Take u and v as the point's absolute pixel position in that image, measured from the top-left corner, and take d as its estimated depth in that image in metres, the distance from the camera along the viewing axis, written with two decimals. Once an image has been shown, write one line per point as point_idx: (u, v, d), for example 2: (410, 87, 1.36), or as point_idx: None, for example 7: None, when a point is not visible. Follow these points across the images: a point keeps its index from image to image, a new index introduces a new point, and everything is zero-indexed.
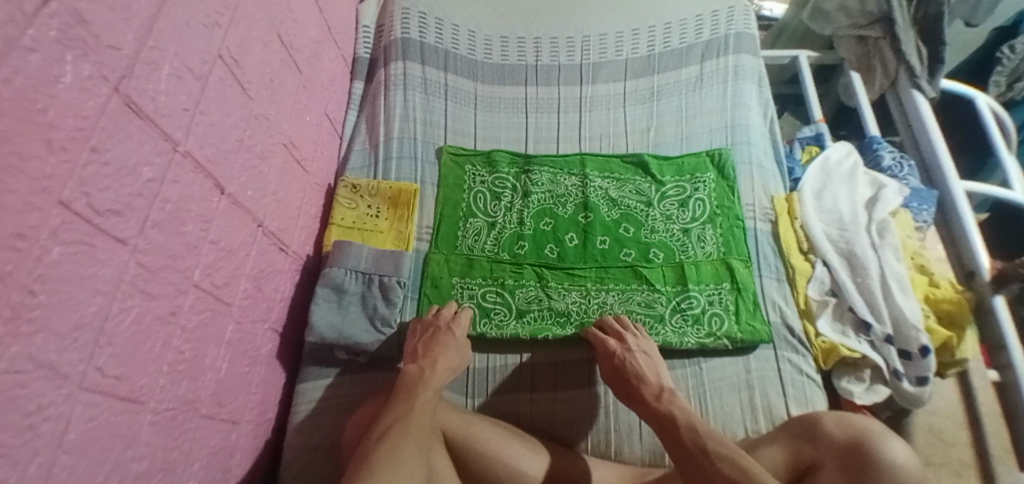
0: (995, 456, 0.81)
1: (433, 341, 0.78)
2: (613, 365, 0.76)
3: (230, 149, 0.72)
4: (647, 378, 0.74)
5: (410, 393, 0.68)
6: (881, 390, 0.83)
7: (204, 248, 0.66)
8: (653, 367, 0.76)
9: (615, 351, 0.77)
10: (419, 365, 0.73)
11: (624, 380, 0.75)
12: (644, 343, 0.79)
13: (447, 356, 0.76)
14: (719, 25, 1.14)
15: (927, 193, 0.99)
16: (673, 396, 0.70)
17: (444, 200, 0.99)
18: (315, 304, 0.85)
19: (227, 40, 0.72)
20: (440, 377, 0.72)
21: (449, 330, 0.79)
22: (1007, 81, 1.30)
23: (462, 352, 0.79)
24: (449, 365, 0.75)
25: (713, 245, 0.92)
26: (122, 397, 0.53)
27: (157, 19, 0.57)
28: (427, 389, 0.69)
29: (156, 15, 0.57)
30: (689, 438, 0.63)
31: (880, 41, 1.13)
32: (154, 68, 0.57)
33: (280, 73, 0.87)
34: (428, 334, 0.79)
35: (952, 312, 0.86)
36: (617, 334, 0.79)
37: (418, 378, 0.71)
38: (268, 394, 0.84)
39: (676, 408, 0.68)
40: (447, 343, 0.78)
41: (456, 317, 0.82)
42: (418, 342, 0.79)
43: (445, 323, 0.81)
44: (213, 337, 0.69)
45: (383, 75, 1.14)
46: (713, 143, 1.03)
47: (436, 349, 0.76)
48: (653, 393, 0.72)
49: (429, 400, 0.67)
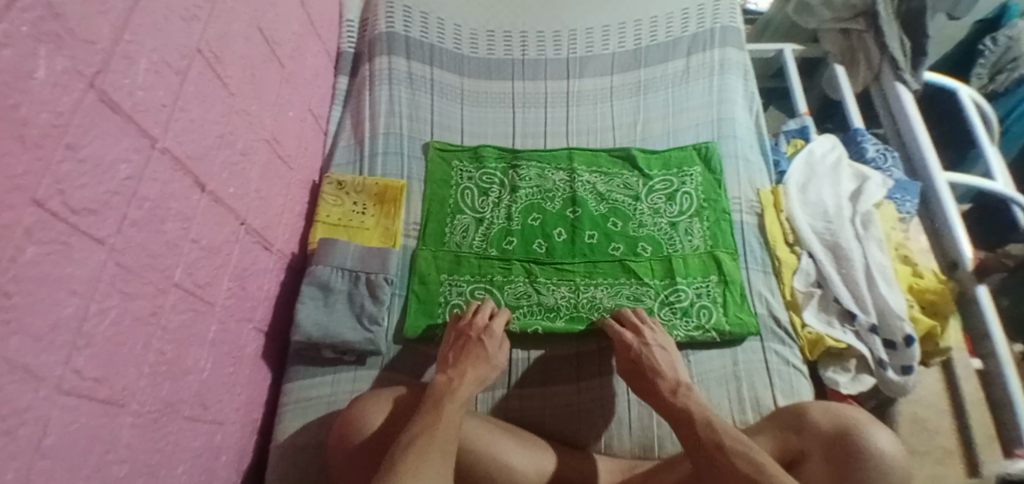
0: (978, 444, 0.82)
1: (464, 350, 0.76)
2: (628, 357, 0.76)
3: (210, 146, 0.71)
4: (663, 372, 0.73)
5: (436, 402, 0.67)
6: (866, 380, 0.83)
7: (184, 246, 0.65)
8: (670, 362, 0.75)
9: (633, 345, 0.77)
10: (447, 375, 0.72)
11: (640, 374, 0.75)
12: (662, 339, 0.78)
13: (476, 367, 0.74)
14: (705, 18, 1.14)
15: (910, 184, 1.00)
16: (689, 392, 0.70)
17: (431, 196, 0.99)
18: (301, 302, 0.84)
19: (207, 34, 0.70)
20: (469, 388, 0.71)
21: (480, 341, 0.77)
22: (989, 73, 1.32)
23: (495, 364, 0.77)
24: (479, 377, 0.73)
25: (700, 238, 0.92)
26: (101, 400, 0.52)
27: (134, 12, 0.56)
28: (456, 400, 0.67)
29: (133, 8, 0.56)
30: (705, 435, 0.63)
31: (863, 34, 1.14)
32: (131, 63, 0.55)
33: (262, 67, 0.86)
34: (459, 344, 0.78)
35: (936, 302, 0.87)
36: (634, 327, 0.79)
37: (446, 388, 0.69)
38: (252, 394, 0.83)
39: (694, 405, 0.67)
40: (479, 355, 0.75)
41: (489, 327, 0.79)
42: (449, 350, 0.78)
43: (476, 332, 0.79)
44: (195, 338, 0.68)
45: (368, 70, 1.13)
46: (700, 136, 1.04)
47: (466, 363, 0.74)
48: (670, 388, 0.71)
49: (456, 410, 0.66)
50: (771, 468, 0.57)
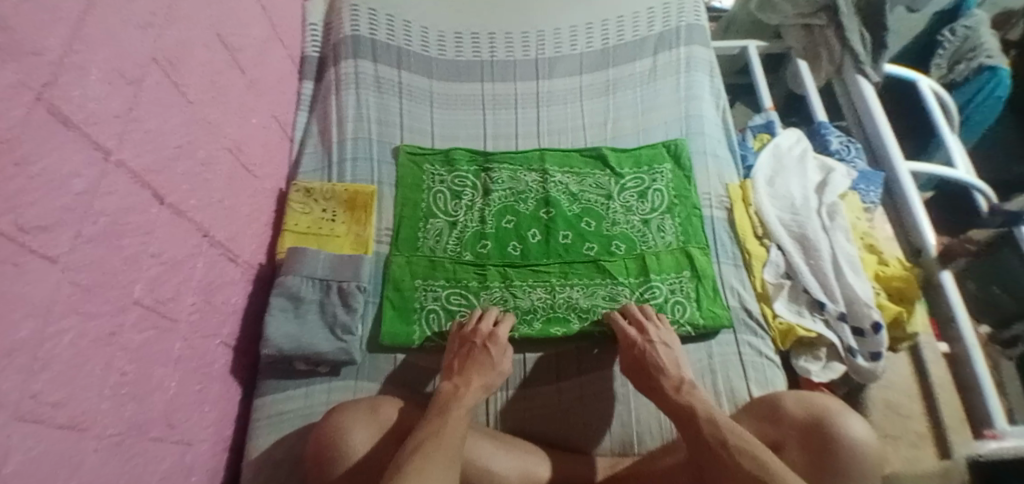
0: (949, 426, 0.82)
1: (470, 358, 0.76)
2: (630, 352, 0.77)
3: (169, 157, 0.69)
4: (665, 369, 0.73)
5: (442, 407, 0.67)
6: (837, 367, 0.85)
7: (144, 262, 0.63)
8: (673, 359, 0.75)
9: (637, 342, 0.77)
10: (454, 382, 0.72)
11: (643, 370, 0.75)
12: (666, 335, 0.79)
13: (482, 375, 0.73)
14: (670, 18, 1.15)
15: (874, 175, 1.02)
16: (692, 388, 0.70)
17: (403, 201, 0.97)
18: (270, 314, 0.82)
19: (163, 42, 0.68)
20: (475, 397, 0.71)
21: (486, 349, 0.77)
22: (948, 63, 1.36)
23: (502, 371, 0.76)
24: (486, 384, 0.73)
25: (672, 234, 0.93)
26: (62, 425, 0.50)
27: (85, 22, 0.54)
28: (461, 406, 0.67)
29: (84, 17, 0.54)
30: (709, 431, 0.63)
31: (825, 30, 1.16)
32: (82, 74, 0.53)
33: (223, 75, 0.84)
34: (464, 351, 0.77)
35: (902, 288, 0.89)
36: (638, 324, 0.80)
37: (452, 396, 0.69)
38: (223, 411, 0.81)
39: (697, 401, 0.68)
40: (484, 362, 0.75)
41: (494, 333, 0.79)
42: (455, 358, 0.77)
43: (481, 339, 0.78)
44: (159, 356, 0.66)
45: (334, 74, 1.11)
46: (670, 133, 1.05)
47: (472, 371, 0.74)
48: (673, 385, 0.71)
49: (462, 417, 0.66)
50: (774, 465, 0.57)
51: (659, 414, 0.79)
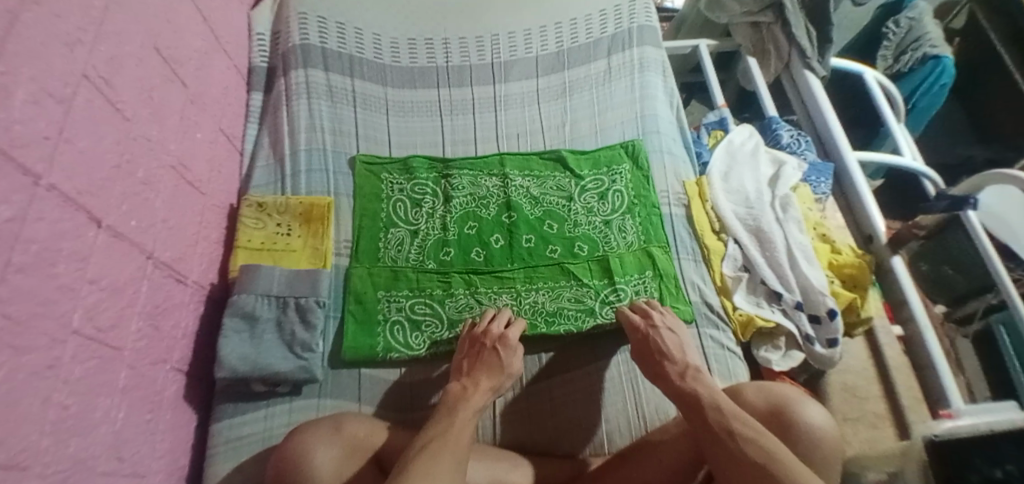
0: (907, 406, 0.85)
1: (478, 359, 0.75)
2: (638, 337, 0.78)
3: (106, 178, 0.65)
4: (671, 354, 0.74)
5: (449, 409, 0.67)
6: (796, 355, 0.87)
7: (81, 288, 0.60)
8: (678, 344, 0.76)
9: (641, 326, 0.78)
10: (461, 383, 0.72)
11: (649, 355, 0.76)
12: (671, 319, 0.80)
13: (491, 377, 0.73)
14: (622, 19, 1.17)
15: (824, 167, 1.06)
16: (698, 374, 0.70)
17: (362, 211, 0.95)
18: (224, 336, 0.79)
19: (94, 58, 0.65)
20: (482, 398, 0.70)
21: (495, 352, 0.76)
22: (894, 54, 1.41)
23: (512, 372, 0.75)
24: (494, 387, 0.72)
25: (633, 234, 0.94)
26: (2, 466, 0.46)
27: (8, 40, 0.51)
28: (468, 408, 0.67)
29: (7, 35, 0.51)
30: (714, 419, 0.62)
31: (772, 27, 1.19)
32: (6, 95, 0.50)
33: (163, 89, 0.80)
34: (473, 352, 0.77)
35: (854, 275, 0.92)
36: (643, 312, 0.81)
37: (459, 396, 0.69)
38: (178, 439, 0.78)
39: (702, 387, 0.67)
40: (493, 365, 0.74)
41: (504, 335, 0.78)
42: (463, 359, 0.77)
43: (491, 342, 0.77)
44: (103, 387, 0.63)
45: (284, 84, 1.08)
46: (626, 134, 1.06)
47: (481, 372, 0.73)
48: (679, 372, 0.71)
49: (468, 418, 0.66)
50: (781, 455, 0.56)
51: (628, 414, 0.80)
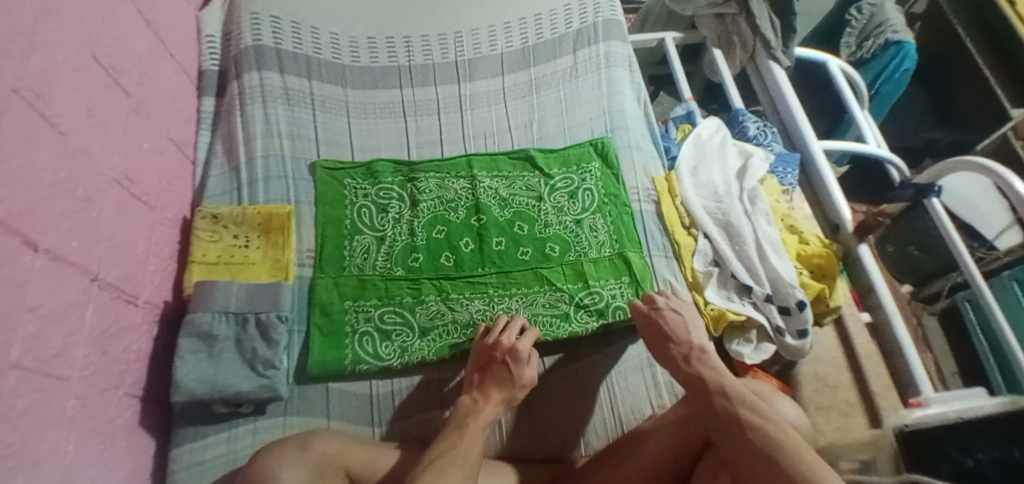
0: (877, 393, 0.85)
1: (489, 373, 0.73)
2: (643, 323, 0.78)
3: (40, 200, 0.60)
4: (677, 336, 0.73)
5: (459, 423, 0.65)
6: (767, 348, 0.88)
7: (20, 317, 0.55)
8: (683, 326, 0.75)
9: (644, 309, 0.78)
10: (471, 397, 0.70)
11: (657, 338, 0.75)
12: (675, 301, 0.79)
13: (502, 390, 0.71)
14: (587, 13, 1.15)
15: (790, 157, 1.06)
16: (704, 356, 0.69)
17: (324, 219, 0.92)
18: (179, 358, 0.75)
19: (24, 71, 0.60)
20: (494, 413, 0.68)
21: (505, 365, 0.73)
22: (857, 40, 1.43)
23: (524, 385, 0.72)
24: (506, 399, 0.70)
25: (605, 233, 0.93)
26: None
27: None
28: (479, 421, 0.66)
29: None
30: (722, 407, 0.59)
31: (737, 17, 1.19)
32: None
33: (103, 99, 0.76)
34: (483, 364, 0.75)
35: (822, 265, 0.93)
36: (648, 296, 0.80)
37: (470, 411, 0.67)
38: (135, 467, 0.74)
39: (707, 370, 0.66)
40: (505, 378, 0.72)
41: (515, 348, 0.74)
42: (473, 372, 0.75)
43: (502, 353, 0.74)
44: (50, 418, 0.59)
45: (236, 88, 1.03)
46: (595, 131, 1.05)
47: (492, 385, 0.71)
48: (685, 354, 0.71)
49: (478, 430, 0.64)
50: (788, 442, 0.50)
51: (604, 413, 0.80)
